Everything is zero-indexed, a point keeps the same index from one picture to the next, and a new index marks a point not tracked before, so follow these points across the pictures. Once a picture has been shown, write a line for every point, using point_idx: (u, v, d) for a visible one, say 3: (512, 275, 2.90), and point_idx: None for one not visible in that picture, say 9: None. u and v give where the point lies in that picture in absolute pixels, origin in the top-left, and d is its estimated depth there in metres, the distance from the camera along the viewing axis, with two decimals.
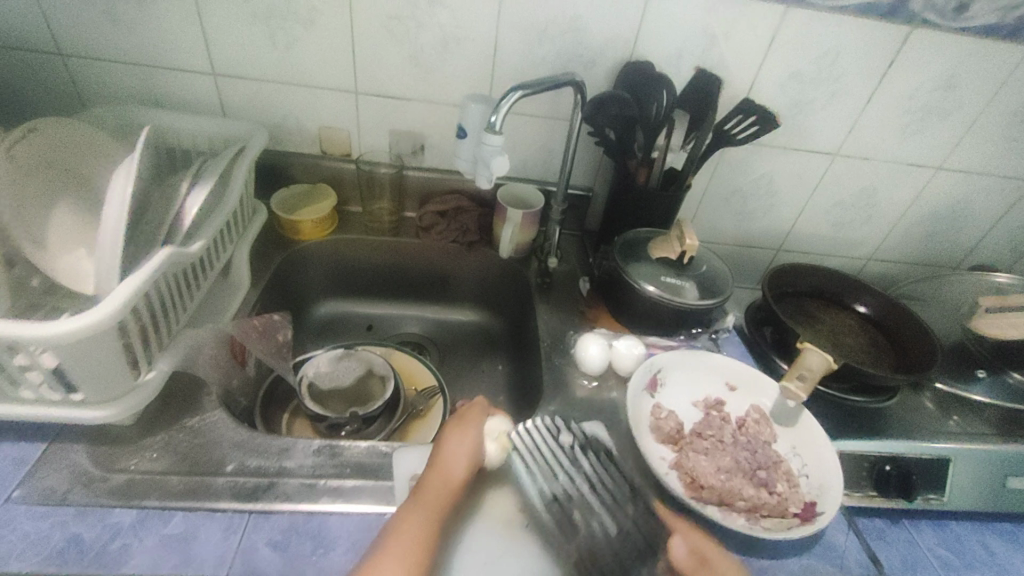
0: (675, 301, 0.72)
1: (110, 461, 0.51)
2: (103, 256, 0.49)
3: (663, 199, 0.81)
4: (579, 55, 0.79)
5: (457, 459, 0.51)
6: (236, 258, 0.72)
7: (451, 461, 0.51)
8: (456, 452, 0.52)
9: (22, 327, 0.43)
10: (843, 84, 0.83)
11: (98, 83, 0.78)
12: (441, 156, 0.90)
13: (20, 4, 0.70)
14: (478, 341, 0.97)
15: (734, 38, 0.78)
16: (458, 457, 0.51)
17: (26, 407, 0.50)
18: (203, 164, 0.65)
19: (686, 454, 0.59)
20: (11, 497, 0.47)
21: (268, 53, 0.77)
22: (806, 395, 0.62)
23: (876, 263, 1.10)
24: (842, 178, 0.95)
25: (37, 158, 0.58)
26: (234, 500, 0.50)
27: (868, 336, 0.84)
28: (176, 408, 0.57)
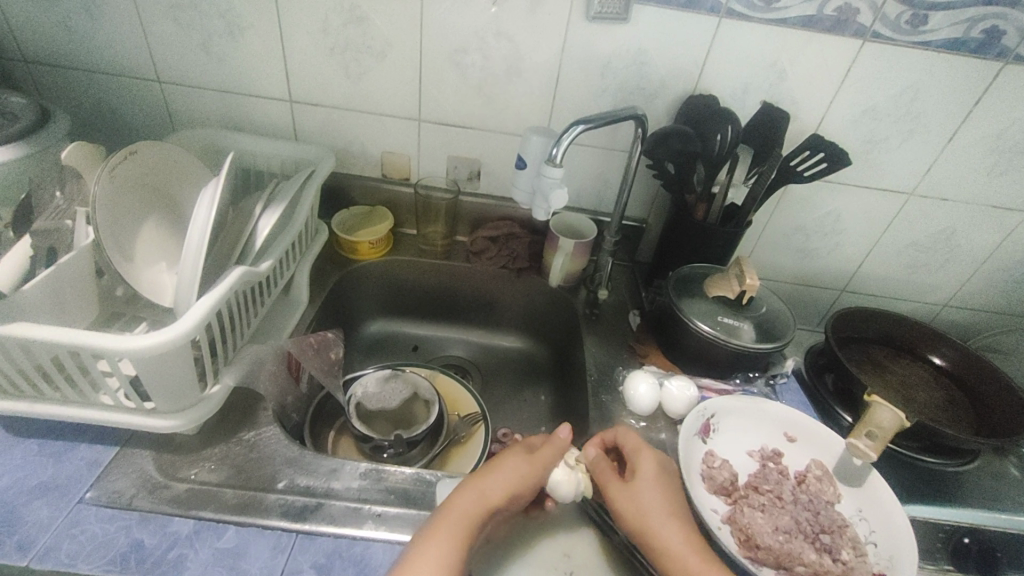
0: (732, 343, 0.69)
1: (173, 469, 0.54)
2: (185, 272, 0.52)
3: (721, 235, 0.79)
4: (640, 88, 0.79)
5: (504, 483, 0.50)
6: (298, 276, 0.76)
7: (504, 474, 0.51)
8: (509, 472, 0.51)
9: (114, 338, 0.46)
10: (923, 121, 0.79)
11: (188, 108, 0.84)
12: (496, 183, 0.91)
13: (126, 36, 0.77)
14: (522, 368, 0.96)
15: (804, 74, 0.76)
16: (500, 480, 0.51)
17: (102, 412, 0.53)
18: (276, 187, 0.69)
19: (740, 509, 0.56)
20: (84, 498, 0.50)
21: (341, 83, 0.81)
22: (878, 455, 0.57)
23: (953, 310, 1.01)
24: (917, 219, 0.89)
25: (133, 179, 0.62)
26: (283, 519, 0.51)
27: (944, 393, 0.78)
28: (234, 421, 0.60)
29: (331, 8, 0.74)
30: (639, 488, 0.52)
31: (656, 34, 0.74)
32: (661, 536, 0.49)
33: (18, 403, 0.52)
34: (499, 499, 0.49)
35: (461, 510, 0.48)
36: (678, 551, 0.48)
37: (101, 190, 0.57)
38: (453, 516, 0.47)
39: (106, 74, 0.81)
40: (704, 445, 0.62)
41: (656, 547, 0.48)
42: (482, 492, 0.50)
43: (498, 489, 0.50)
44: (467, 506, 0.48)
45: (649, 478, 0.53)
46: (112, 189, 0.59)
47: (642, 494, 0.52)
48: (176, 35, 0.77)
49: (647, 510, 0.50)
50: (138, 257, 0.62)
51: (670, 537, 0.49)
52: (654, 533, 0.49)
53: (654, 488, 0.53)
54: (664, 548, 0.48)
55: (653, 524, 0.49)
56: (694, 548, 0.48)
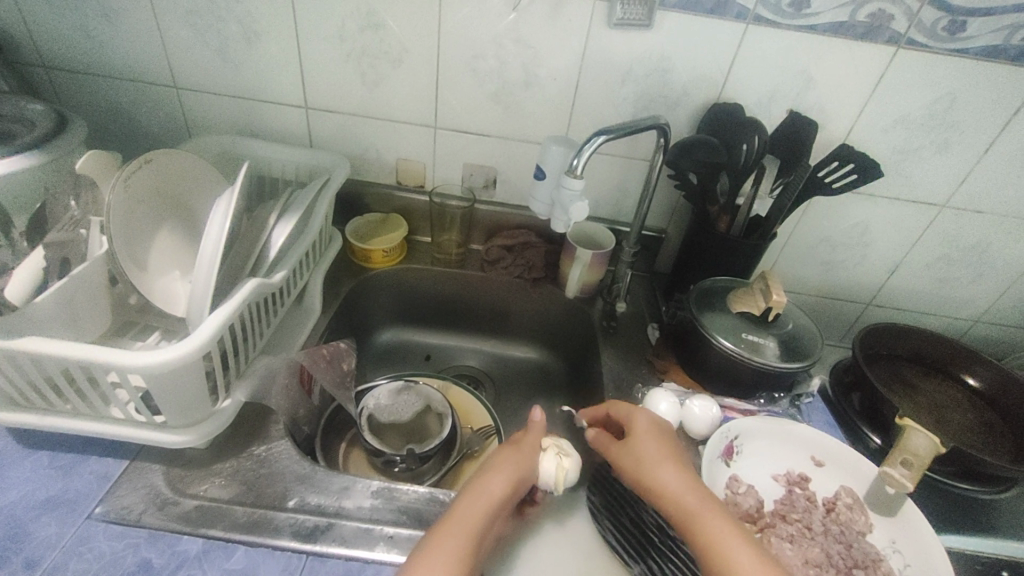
0: (756, 361, 0.66)
1: (183, 485, 0.53)
2: (198, 284, 0.52)
3: (745, 248, 0.76)
4: (662, 95, 0.77)
5: (504, 476, 0.50)
6: (311, 285, 0.75)
7: (500, 473, 0.50)
8: (507, 465, 0.51)
9: (124, 354, 0.45)
10: (958, 131, 0.76)
11: (204, 114, 0.84)
12: (512, 191, 0.90)
13: (144, 42, 0.77)
14: (536, 380, 0.94)
15: (833, 82, 0.73)
16: (498, 474, 0.50)
17: (113, 426, 0.52)
18: (291, 196, 0.68)
19: (767, 539, 0.54)
20: (92, 514, 0.49)
21: (357, 89, 0.80)
22: (914, 484, 0.55)
23: (985, 326, 0.98)
24: (949, 232, 0.86)
25: (147, 187, 0.62)
26: (294, 539, 0.50)
27: (979, 416, 0.75)
28: (245, 435, 0.59)
29: (349, 14, 0.73)
30: (637, 444, 0.53)
31: (680, 41, 0.72)
32: (660, 480, 0.49)
33: (30, 415, 0.51)
34: (500, 496, 0.48)
35: (468, 508, 0.46)
36: (680, 492, 0.47)
37: (116, 199, 0.57)
38: (455, 519, 0.45)
39: (124, 80, 0.81)
40: (728, 468, 0.60)
41: (660, 492, 0.48)
42: (485, 494, 0.48)
43: (495, 484, 0.49)
44: (472, 510, 0.46)
45: (642, 431, 0.54)
46: (127, 198, 0.59)
47: (642, 448, 0.52)
48: (193, 42, 0.77)
49: (646, 461, 0.51)
50: (152, 266, 0.61)
51: (668, 480, 0.49)
52: (659, 480, 0.49)
53: (649, 437, 0.53)
54: (664, 489, 0.48)
55: (651, 471, 0.50)
56: (696, 488, 0.48)
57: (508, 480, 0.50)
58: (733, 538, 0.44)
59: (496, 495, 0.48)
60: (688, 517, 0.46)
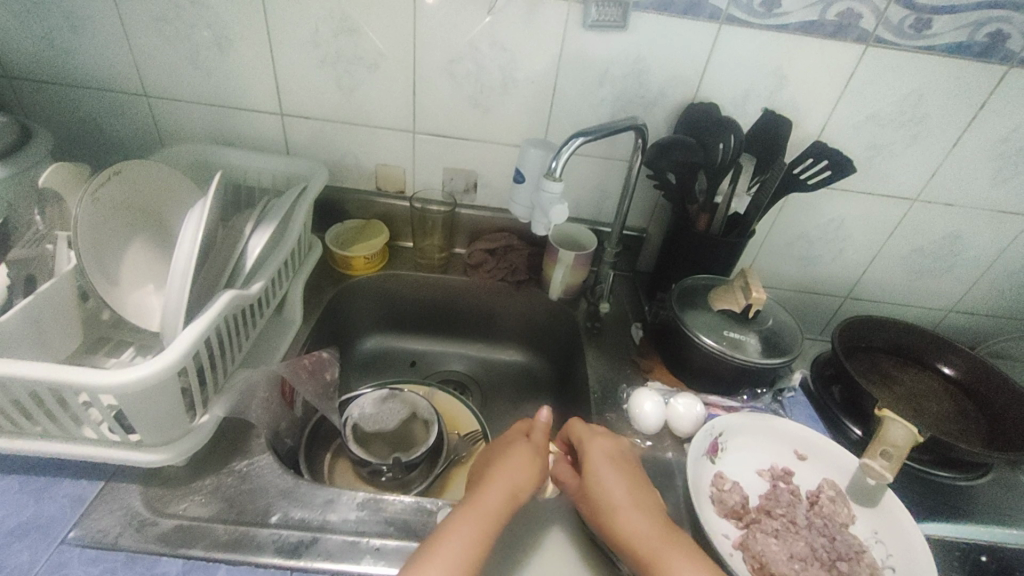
0: (738, 358, 0.67)
1: (161, 504, 0.52)
2: (171, 298, 0.50)
3: (724, 246, 0.77)
4: (639, 96, 0.77)
5: (518, 471, 0.51)
6: (291, 294, 0.74)
7: (518, 465, 0.52)
8: (522, 460, 0.52)
9: (94, 374, 0.44)
10: (927, 126, 0.77)
11: (176, 122, 0.82)
12: (493, 194, 0.89)
13: (111, 49, 0.75)
14: (522, 383, 0.94)
15: (805, 80, 0.75)
16: (513, 470, 0.51)
17: (86, 446, 0.50)
18: (267, 205, 0.67)
19: (753, 535, 0.54)
20: (67, 539, 0.48)
21: (333, 95, 0.79)
22: (893, 475, 0.56)
23: (958, 315, 1.00)
24: (921, 225, 0.88)
25: (117, 199, 0.60)
26: (278, 556, 0.49)
27: (954, 403, 0.76)
28: (226, 450, 0.57)
29: (323, 19, 0.72)
30: (600, 478, 0.52)
31: (655, 42, 0.72)
32: (625, 525, 0.48)
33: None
34: (517, 491, 0.50)
35: (484, 505, 0.48)
36: (644, 539, 0.47)
37: (84, 213, 0.55)
38: (475, 508, 0.47)
39: (91, 89, 0.79)
40: (714, 466, 0.60)
41: (623, 535, 0.48)
42: (504, 486, 0.50)
43: (513, 476, 0.50)
44: (491, 502, 0.48)
45: (603, 462, 0.53)
46: (95, 211, 0.57)
47: (606, 483, 0.51)
48: (162, 49, 0.75)
49: (610, 499, 0.50)
50: (124, 280, 0.60)
51: (636, 523, 0.48)
52: (625, 523, 0.48)
53: (608, 471, 0.52)
54: (629, 534, 0.48)
55: (615, 515, 0.49)
56: (661, 531, 0.48)
57: (525, 474, 0.51)
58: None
59: (512, 491, 0.50)
60: (653, 558, 0.46)
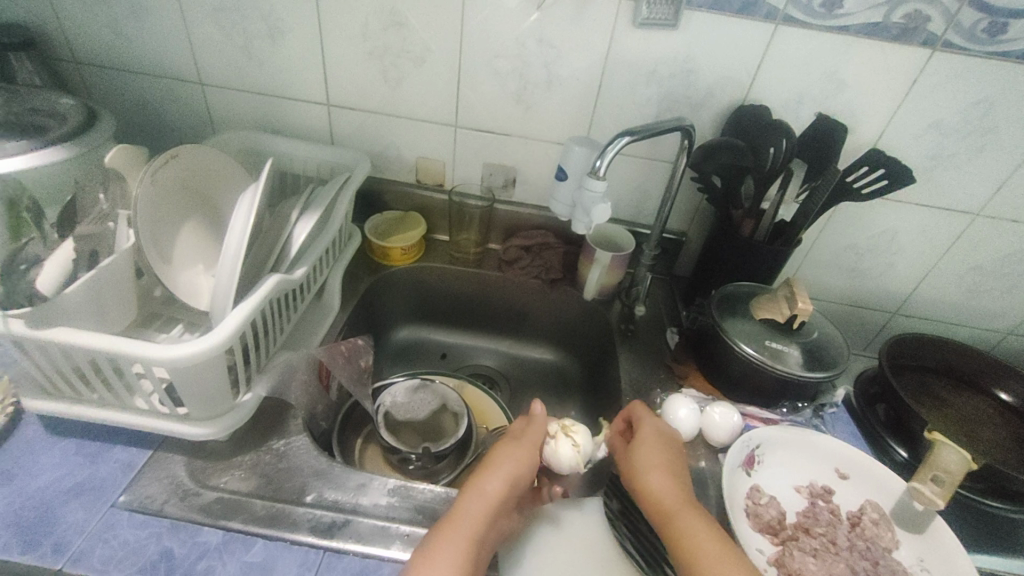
0: (779, 369, 0.65)
1: (204, 476, 0.54)
2: (222, 279, 0.52)
3: (769, 254, 0.74)
4: (687, 97, 0.76)
5: (502, 477, 0.50)
6: (331, 281, 0.75)
7: (499, 472, 0.50)
8: (506, 464, 0.51)
9: (148, 347, 0.46)
10: (995, 136, 0.73)
11: (228, 109, 0.85)
12: (531, 191, 0.89)
13: (172, 38, 0.78)
14: (551, 382, 0.94)
15: (864, 85, 0.72)
16: (497, 474, 0.50)
17: (137, 416, 0.53)
18: (314, 192, 0.68)
19: (790, 551, 0.53)
20: (116, 502, 0.50)
21: (379, 87, 0.80)
22: (945, 502, 0.53)
23: (1017, 339, 0.94)
24: (982, 240, 0.83)
25: (174, 182, 0.63)
26: (311, 534, 0.50)
27: (1010, 430, 0.72)
28: (265, 428, 0.59)
29: (374, 13, 0.73)
30: (641, 443, 0.56)
31: (706, 41, 0.71)
32: (650, 479, 0.51)
33: (59, 403, 0.53)
34: (499, 498, 0.48)
35: (464, 516, 0.46)
36: (667, 493, 0.50)
37: (143, 193, 0.58)
38: (454, 523, 0.45)
39: (152, 76, 0.83)
40: (749, 478, 0.59)
41: (646, 488, 0.51)
42: (483, 494, 0.48)
43: (493, 485, 0.49)
44: (474, 511, 0.46)
45: (650, 435, 0.56)
46: (154, 192, 0.60)
47: (644, 447, 0.55)
48: (220, 39, 0.78)
49: (644, 462, 0.53)
50: (176, 260, 0.62)
51: (658, 479, 0.51)
52: (648, 475, 0.52)
53: (651, 439, 0.56)
54: (653, 487, 0.51)
55: (644, 469, 0.53)
56: (682, 491, 0.50)
57: (506, 482, 0.50)
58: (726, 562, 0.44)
59: (497, 499, 0.48)
60: (667, 519, 0.48)
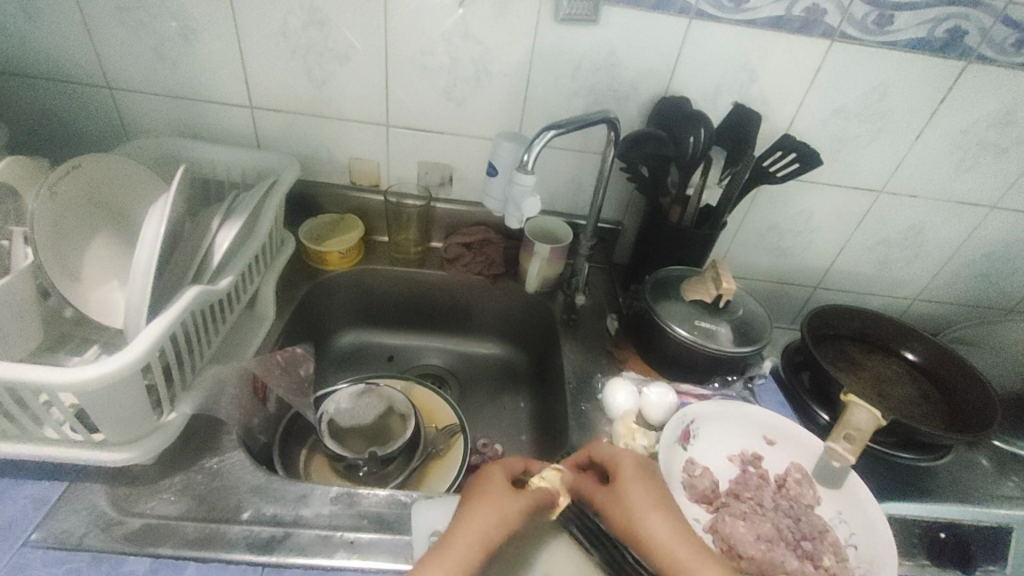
0: (710, 347, 0.68)
1: (128, 503, 0.51)
2: (135, 294, 0.49)
3: (697, 238, 0.78)
4: (613, 90, 0.78)
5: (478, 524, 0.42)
6: (264, 290, 0.72)
7: (491, 508, 0.44)
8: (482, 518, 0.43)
9: (51, 372, 0.43)
10: (890, 120, 0.80)
11: (141, 115, 0.80)
12: (469, 188, 0.89)
13: (72, 40, 0.73)
14: (500, 376, 0.94)
15: (775, 76, 0.76)
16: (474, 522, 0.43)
17: (48, 446, 0.49)
18: (236, 198, 0.66)
19: (722, 518, 0.56)
20: (28, 540, 0.47)
21: (304, 87, 0.78)
22: (856, 457, 0.58)
23: (922, 304, 1.03)
24: (888, 215, 0.90)
25: (77, 194, 0.59)
26: (249, 552, 0.48)
27: (917, 387, 0.79)
28: (197, 447, 0.57)
29: (292, 11, 0.71)
30: (628, 485, 0.49)
31: (626, 36, 0.73)
32: (650, 530, 0.45)
33: None
34: (493, 536, 0.42)
35: (449, 550, 0.40)
36: (667, 544, 0.43)
37: (40, 208, 0.54)
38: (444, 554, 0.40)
39: (50, 81, 0.77)
40: (685, 453, 0.62)
41: (646, 541, 0.44)
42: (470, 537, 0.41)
43: (476, 535, 0.42)
44: (464, 552, 0.40)
45: (630, 475, 0.50)
46: (54, 207, 0.56)
47: (626, 492, 0.48)
48: (125, 41, 0.73)
49: (633, 508, 0.46)
50: (86, 276, 0.59)
51: (658, 529, 0.45)
52: (642, 526, 0.45)
53: (632, 479, 0.49)
54: (653, 540, 0.44)
55: (640, 518, 0.46)
56: (685, 535, 0.44)
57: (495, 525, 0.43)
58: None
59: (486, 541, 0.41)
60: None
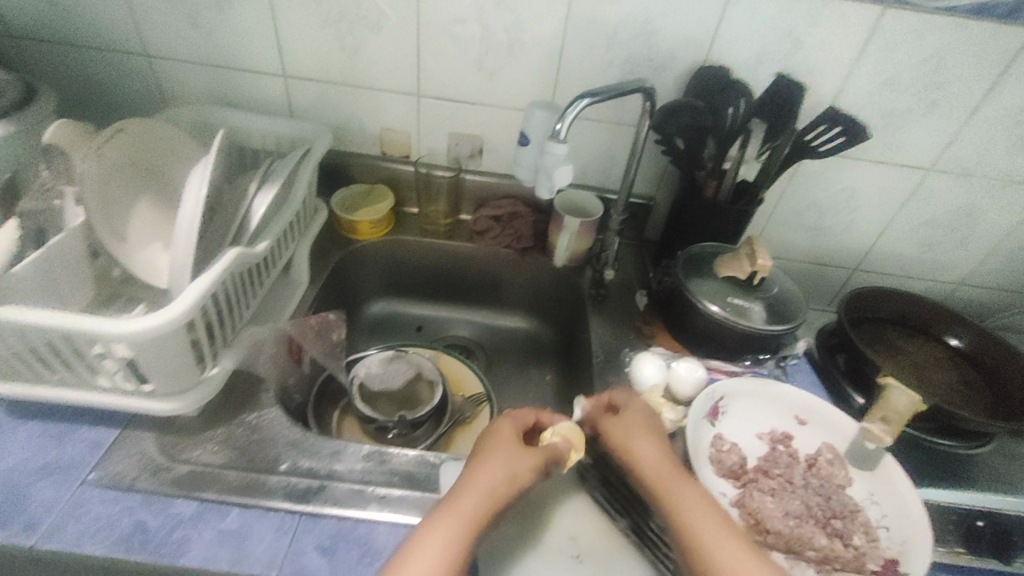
0: (742, 325, 0.67)
1: (175, 451, 0.54)
2: (178, 253, 0.51)
3: (733, 214, 0.76)
4: (649, 59, 0.76)
5: (488, 479, 0.46)
6: (298, 256, 0.74)
7: (500, 464, 0.48)
8: (492, 474, 0.47)
9: (103, 321, 0.45)
10: (945, 92, 0.75)
11: (180, 84, 0.82)
12: (499, 160, 0.89)
13: (115, 8, 0.75)
14: (526, 349, 0.95)
15: (821, 44, 0.73)
16: (485, 477, 0.46)
17: (102, 394, 0.52)
18: (272, 165, 0.67)
19: (750, 493, 0.56)
20: (86, 480, 0.50)
21: (337, 56, 0.78)
22: (893, 439, 0.57)
23: (969, 289, 0.99)
24: (936, 195, 0.86)
25: (123, 157, 0.61)
26: (287, 501, 0.51)
27: (959, 373, 0.76)
28: (237, 402, 0.59)
29: None
30: (629, 416, 0.56)
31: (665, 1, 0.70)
32: (642, 455, 0.52)
33: (18, 386, 0.52)
34: (501, 491, 0.46)
35: (459, 508, 0.44)
36: (655, 467, 0.50)
37: (88, 169, 0.56)
38: (453, 509, 0.44)
39: (95, 49, 0.79)
40: (713, 428, 0.61)
41: (636, 462, 0.51)
42: (481, 490, 0.45)
43: (485, 491, 0.45)
44: (473, 503, 0.45)
45: (633, 409, 0.57)
46: (101, 169, 0.58)
47: (626, 422, 0.55)
48: (165, 9, 0.74)
49: (630, 436, 0.54)
50: (133, 237, 0.61)
51: (648, 454, 0.52)
52: (635, 449, 0.52)
53: (634, 413, 0.56)
54: (643, 462, 0.51)
55: (635, 443, 0.53)
56: (671, 462, 0.51)
57: (506, 481, 0.47)
58: (695, 495, 0.48)
59: (496, 497, 0.45)
60: (663, 490, 0.49)
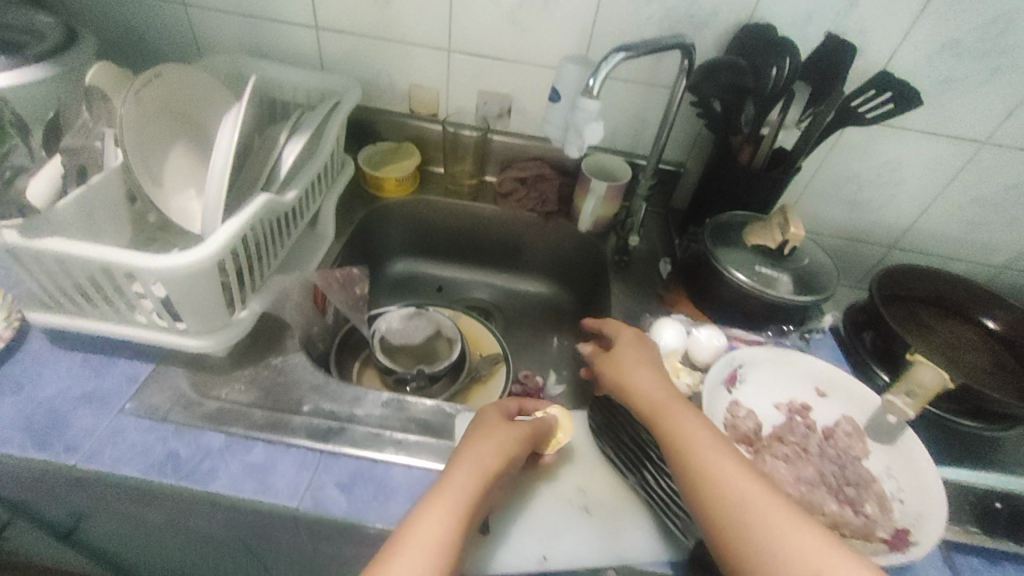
0: (768, 295, 0.66)
1: (205, 388, 0.56)
2: (210, 197, 0.52)
3: (766, 182, 0.74)
4: (690, 15, 0.72)
5: (479, 454, 0.46)
6: (324, 210, 0.75)
7: (491, 442, 0.48)
8: (483, 449, 0.47)
9: (139, 257, 0.47)
10: (1011, 58, 0.70)
11: (213, 33, 0.82)
12: (527, 121, 0.87)
13: None
14: (545, 314, 0.95)
15: (878, 1, 0.68)
16: (477, 451, 0.47)
17: (138, 330, 0.55)
18: (301, 117, 0.67)
19: (763, 459, 0.56)
20: (123, 409, 0.53)
21: (369, 7, 0.77)
22: (915, 413, 0.55)
23: (1013, 273, 0.94)
24: (989, 171, 0.81)
25: (158, 102, 0.62)
26: (309, 439, 0.53)
27: (993, 357, 0.74)
28: (263, 346, 0.61)
29: None
30: (622, 350, 0.57)
31: None
32: (636, 383, 0.53)
33: (61, 318, 0.55)
34: (493, 465, 0.46)
35: (452, 483, 0.44)
36: (649, 393, 0.52)
37: (127, 113, 0.57)
38: (446, 485, 0.44)
39: None
40: (730, 395, 0.61)
41: (632, 390, 0.53)
42: (473, 465, 0.45)
43: (477, 461, 0.46)
44: (466, 478, 0.44)
45: (626, 342, 0.58)
46: (138, 113, 0.59)
47: (620, 356, 0.57)
48: None
49: (624, 367, 0.55)
50: (167, 181, 0.62)
51: (642, 381, 0.53)
52: (628, 378, 0.54)
53: (628, 345, 0.58)
54: (638, 389, 0.53)
55: (629, 373, 0.54)
56: (665, 387, 0.52)
57: (500, 456, 0.47)
58: (697, 426, 0.48)
59: (489, 470, 0.45)
60: (659, 413, 0.50)
